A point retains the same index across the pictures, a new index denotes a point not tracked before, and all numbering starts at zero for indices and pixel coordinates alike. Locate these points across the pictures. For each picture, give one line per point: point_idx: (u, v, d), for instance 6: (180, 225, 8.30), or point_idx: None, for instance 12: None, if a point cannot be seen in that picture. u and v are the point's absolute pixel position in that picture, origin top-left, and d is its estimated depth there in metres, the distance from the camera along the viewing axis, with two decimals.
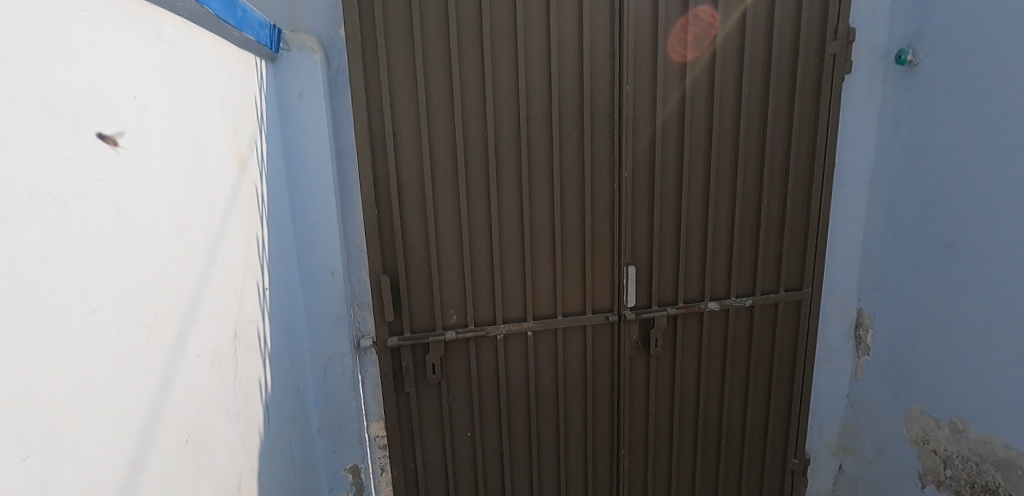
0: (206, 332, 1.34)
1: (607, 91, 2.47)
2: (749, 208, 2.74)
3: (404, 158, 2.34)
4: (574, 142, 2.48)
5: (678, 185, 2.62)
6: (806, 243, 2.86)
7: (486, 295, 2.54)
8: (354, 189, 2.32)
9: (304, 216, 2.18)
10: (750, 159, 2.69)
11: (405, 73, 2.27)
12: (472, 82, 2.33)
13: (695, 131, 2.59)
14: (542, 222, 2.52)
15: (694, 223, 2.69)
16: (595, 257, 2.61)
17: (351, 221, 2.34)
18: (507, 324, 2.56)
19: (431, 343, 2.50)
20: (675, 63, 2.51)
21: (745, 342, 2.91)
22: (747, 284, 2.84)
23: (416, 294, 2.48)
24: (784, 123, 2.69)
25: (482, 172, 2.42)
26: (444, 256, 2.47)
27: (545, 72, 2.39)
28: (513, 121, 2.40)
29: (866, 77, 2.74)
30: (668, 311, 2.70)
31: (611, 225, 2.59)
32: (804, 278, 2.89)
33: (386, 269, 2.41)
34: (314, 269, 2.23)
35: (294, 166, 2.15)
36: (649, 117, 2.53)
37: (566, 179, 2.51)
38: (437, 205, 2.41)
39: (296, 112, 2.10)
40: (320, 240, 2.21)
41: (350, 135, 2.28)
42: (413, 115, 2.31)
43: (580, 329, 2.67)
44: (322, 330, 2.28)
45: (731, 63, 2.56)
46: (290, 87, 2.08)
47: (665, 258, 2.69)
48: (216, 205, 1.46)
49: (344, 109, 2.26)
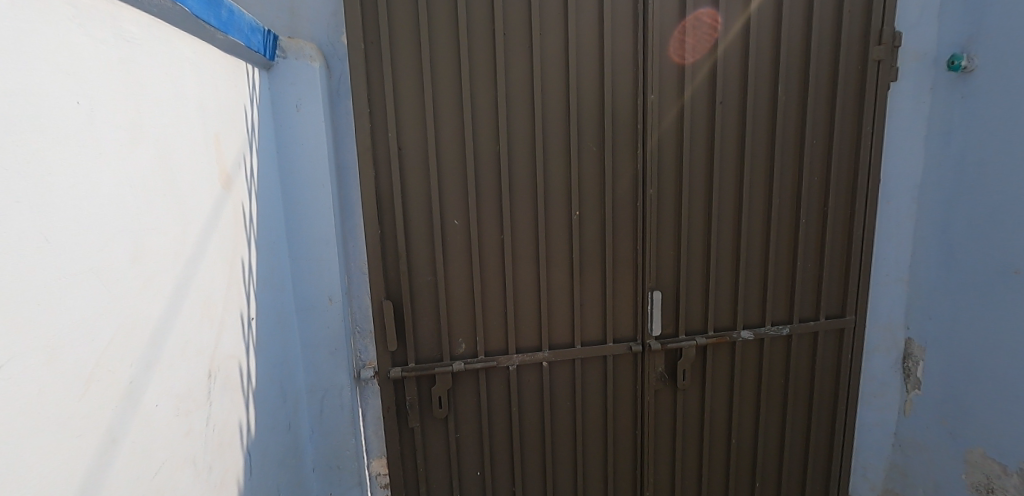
0: (170, 375, 1.15)
1: (631, 99, 2.28)
2: (785, 228, 2.52)
3: (409, 173, 2.16)
4: (594, 157, 2.28)
5: (708, 203, 2.40)
6: (848, 265, 2.61)
7: (497, 322, 2.34)
8: (356, 207, 2.15)
9: (299, 236, 2.01)
10: (787, 174, 2.47)
11: (411, 82, 2.11)
12: (484, 91, 2.16)
13: (726, 144, 2.38)
14: (560, 243, 2.32)
15: (725, 245, 2.47)
16: (616, 281, 2.40)
17: (352, 242, 2.17)
18: (520, 354, 2.35)
19: (438, 375, 2.29)
20: (705, 69, 2.31)
21: (781, 375, 2.66)
22: (783, 311, 2.59)
23: (421, 322, 2.28)
24: (823, 135, 2.48)
25: (494, 188, 2.23)
26: (452, 280, 2.27)
27: (562, 79, 2.20)
28: (528, 133, 2.22)
29: (912, 85, 2.51)
30: (697, 341, 2.46)
31: (634, 246, 2.38)
32: (846, 304, 2.64)
33: (389, 293, 2.23)
34: (310, 294, 2.05)
35: (290, 182, 1.98)
36: (676, 129, 2.33)
37: (585, 196, 2.31)
38: (445, 225, 2.22)
39: (292, 123, 1.94)
40: (317, 263, 2.03)
41: (352, 149, 2.12)
42: (419, 128, 2.14)
43: (600, 360, 2.45)
44: (318, 360, 2.09)
45: (765, 70, 2.36)
46: (286, 97, 1.92)
47: (693, 282, 2.47)
48: (191, 227, 1.28)
49: (345, 121, 2.10)
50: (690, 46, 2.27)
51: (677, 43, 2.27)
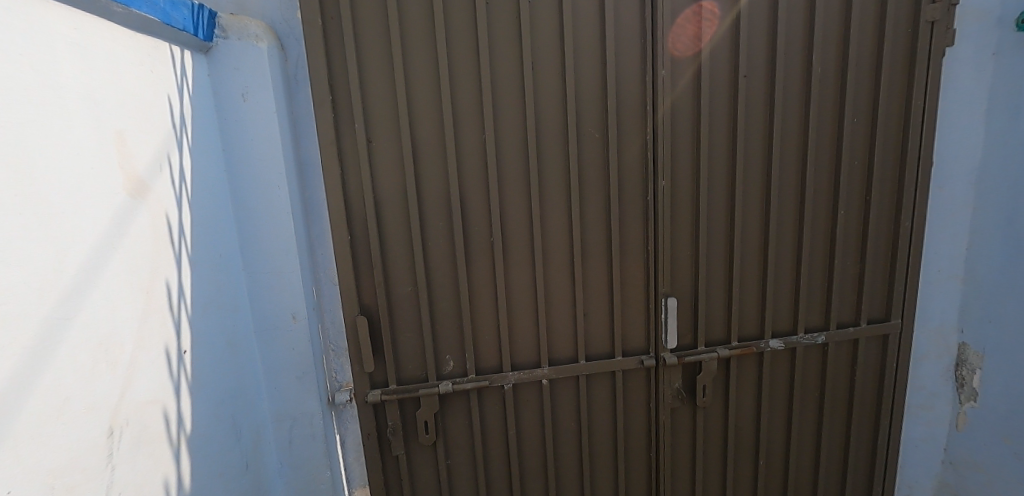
0: (33, 452, 0.89)
1: (638, 76, 1.95)
2: (821, 222, 2.19)
3: (382, 169, 1.87)
4: (596, 146, 1.97)
5: (731, 195, 2.08)
6: (894, 262, 2.26)
7: (490, 337, 2.06)
8: (322, 210, 1.89)
9: (254, 247, 1.73)
10: (822, 159, 2.14)
11: (381, 64, 1.81)
12: (466, 72, 1.86)
13: (752, 127, 2.06)
14: (559, 247, 2.03)
15: (750, 243, 2.15)
16: (625, 287, 2.10)
17: (320, 250, 1.91)
18: (516, 372, 2.07)
19: (422, 397, 2.02)
20: (726, 37, 1.97)
21: (816, 388, 2.34)
22: (818, 316, 2.27)
23: (402, 338, 2.01)
24: (865, 112, 2.13)
25: (481, 185, 1.94)
26: (437, 291, 1.99)
27: (557, 55, 1.89)
28: (519, 119, 1.91)
29: (971, 50, 2.16)
30: (718, 353, 2.15)
31: (645, 247, 2.07)
32: (892, 307, 2.30)
33: (364, 307, 1.96)
34: (271, 312, 1.77)
35: (239, 184, 1.69)
36: (692, 109, 2.00)
37: (587, 191, 2.00)
38: (426, 228, 1.93)
39: (237, 116, 1.65)
40: (277, 277, 1.75)
41: (315, 144, 1.85)
42: (393, 117, 1.85)
43: (609, 376, 2.16)
44: (284, 386, 1.83)
45: (798, 38, 2.03)
46: (229, 84, 1.63)
47: (714, 286, 2.16)
48: (74, 251, 1.02)
49: (305, 113, 1.83)
50: (705, 23, 1.94)
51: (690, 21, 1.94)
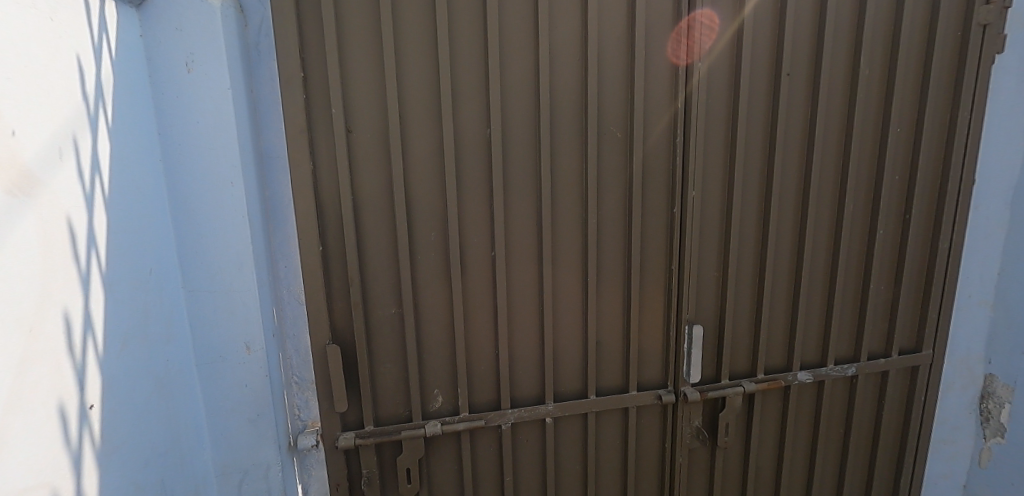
0: None
1: (669, 69, 1.69)
2: (856, 242, 1.97)
3: (363, 166, 1.53)
4: (619, 147, 1.69)
5: (763, 210, 1.84)
6: (929, 288, 2.06)
7: (486, 368, 1.74)
8: (288, 214, 1.54)
9: (198, 258, 1.36)
10: (861, 172, 1.92)
11: (368, 37, 1.48)
12: (471, 52, 1.54)
13: (790, 133, 1.82)
14: (571, 264, 1.73)
15: (781, 263, 1.91)
16: (643, 312, 1.82)
17: (284, 262, 1.56)
18: (516, 409, 1.76)
19: (404, 441, 1.68)
20: (768, 29, 1.73)
21: (840, 423, 2.12)
22: (847, 346, 2.04)
23: (382, 370, 1.67)
24: (909, 122, 1.92)
25: (483, 189, 1.62)
26: (426, 314, 1.66)
27: (579, 38, 1.60)
28: (531, 112, 1.61)
29: (1018, 59, 1.97)
30: (744, 387, 1.90)
31: (668, 266, 1.80)
32: (924, 336, 2.10)
33: (336, 333, 1.61)
34: (217, 341, 1.41)
35: (179, 178, 1.32)
36: (727, 109, 1.75)
37: (605, 199, 1.71)
38: (416, 239, 1.60)
39: (178, 90, 1.28)
40: (227, 297, 1.39)
41: (281, 131, 1.50)
42: (380, 102, 1.51)
43: (621, 412, 1.87)
44: (232, 432, 1.46)
45: (843, 36, 1.80)
46: (168, 50, 1.27)
47: (740, 312, 1.90)
48: None
49: (269, 94, 1.48)
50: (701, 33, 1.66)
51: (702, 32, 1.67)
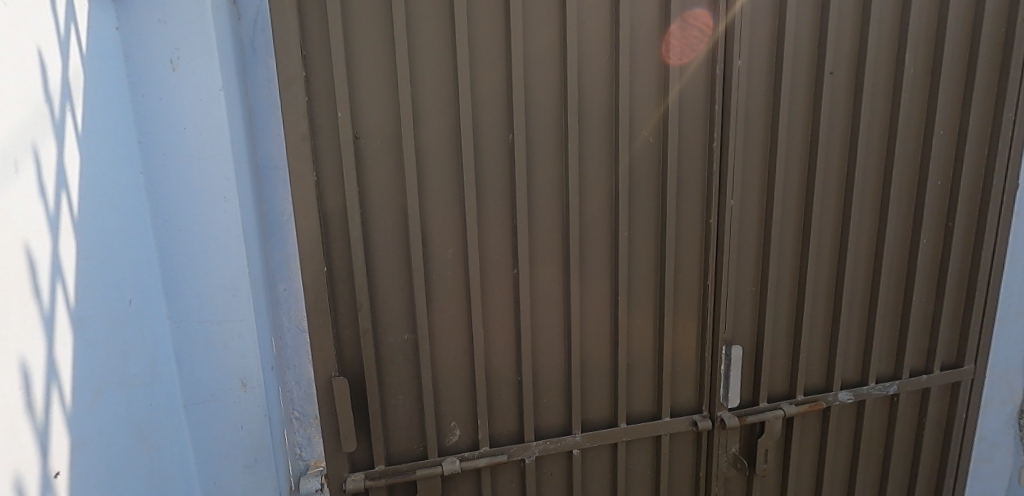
0: None
1: (706, 69, 1.54)
2: (898, 252, 1.84)
3: (372, 177, 1.37)
4: (651, 153, 1.55)
5: (803, 220, 1.71)
6: (971, 300, 1.94)
7: (508, 397, 1.58)
8: (287, 230, 1.37)
9: (186, 284, 1.18)
10: (903, 179, 1.80)
11: (378, 32, 1.31)
12: (492, 49, 1.39)
13: (831, 137, 1.69)
14: (600, 282, 1.58)
15: (820, 276, 1.77)
16: (677, 332, 1.68)
17: (283, 284, 1.39)
18: (541, 441, 1.60)
19: (419, 481, 1.51)
20: (809, 26, 1.60)
21: (880, 444, 1.99)
22: (888, 362, 1.92)
23: (393, 403, 1.50)
24: (952, 125, 1.80)
25: (506, 202, 1.46)
26: (442, 340, 1.49)
27: (609, 33, 1.46)
28: (557, 116, 1.46)
29: None
30: (784, 410, 1.76)
31: (702, 282, 1.66)
32: (965, 351, 1.98)
33: (343, 363, 1.44)
34: (210, 378, 1.23)
35: (163, 192, 1.14)
36: (766, 112, 1.61)
37: (637, 210, 1.57)
38: (431, 257, 1.44)
39: (163, 92, 1.11)
40: (221, 328, 1.21)
41: (279, 139, 1.33)
42: (391, 105, 1.35)
43: (653, 440, 1.72)
44: (226, 482, 1.28)
45: (887, 32, 1.68)
46: (150, 45, 1.09)
47: (778, 330, 1.77)
48: None
49: (266, 97, 1.31)
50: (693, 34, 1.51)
51: (692, 35, 1.51)
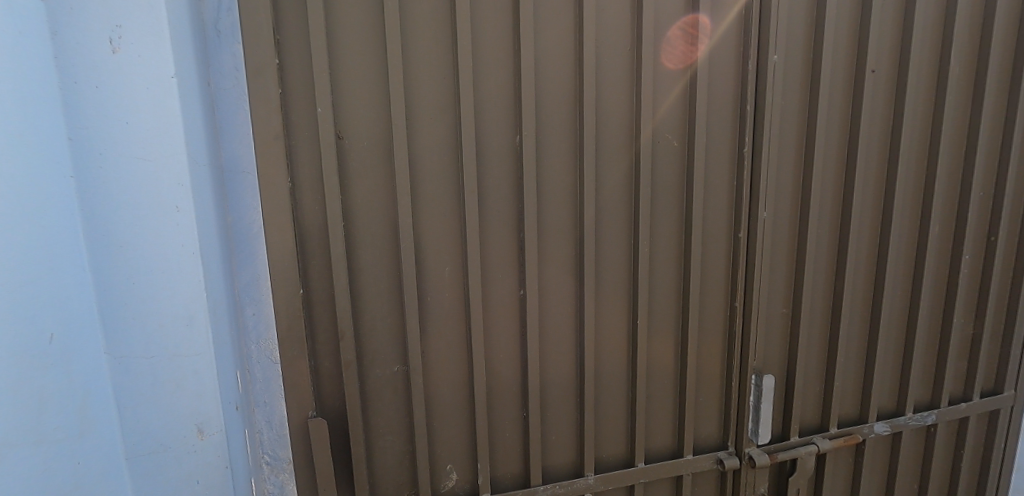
0: None
1: (735, 65, 1.37)
2: (938, 270, 1.68)
3: (358, 183, 1.17)
4: (674, 159, 1.37)
5: (839, 235, 1.54)
6: (1014, 322, 1.78)
7: (512, 436, 1.39)
8: (255, 245, 1.17)
9: (129, 314, 0.94)
10: (945, 190, 1.63)
11: (365, 15, 1.12)
12: (498, 37, 1.20)
13: (870, 143, 1.53)
14: (617, 303, 1.39)
15: (856, 297, 1.60)
16: (701, 358, 1.49)
17: (250, 308, 1.19)
18: (550, 486, 1.39)
19: None
20: (847, 20, 1.44)
21: (914, 478, 1.83)
22: (924, 390, 1.75)
23: (381, 445, 1.29)
24: (996, 132, 1.65)
25: (512, 213, 1.27)
26: (438, 371, 1.29)
27: (629, 23, 1.28)
28: (571, 114, 1.27)
29: None
30: (818, 445, 1.58)
31: (730, 303, 1.48)
32: (1005, 377, 1.82)
33: (322, 399, 1.24)
34: (161, 430, 0.99)
35: (100, 201, 0.90)
36: (800, 115, 1.44)
37: (658, 223, 1.39)
38: (425, 277, 1.24)
39: (99, 75, 0.89)
40: (171, 364, 1.00)
41: (247, 138, 1.14)
42: (381, 101, 1.15)
43: (672, 479, 1.54)
44: None
45: (929, 28, 1.52)
46: (85, 16, 0.87)
47: (810, 356, 1.59)
48: None
49: (232, 89, 1.12)
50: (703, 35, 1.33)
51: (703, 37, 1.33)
